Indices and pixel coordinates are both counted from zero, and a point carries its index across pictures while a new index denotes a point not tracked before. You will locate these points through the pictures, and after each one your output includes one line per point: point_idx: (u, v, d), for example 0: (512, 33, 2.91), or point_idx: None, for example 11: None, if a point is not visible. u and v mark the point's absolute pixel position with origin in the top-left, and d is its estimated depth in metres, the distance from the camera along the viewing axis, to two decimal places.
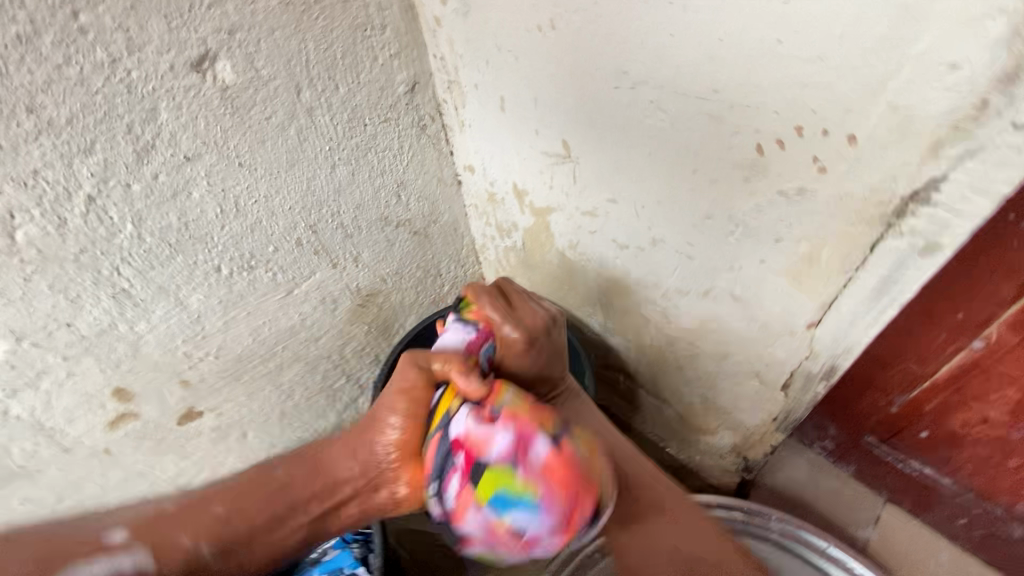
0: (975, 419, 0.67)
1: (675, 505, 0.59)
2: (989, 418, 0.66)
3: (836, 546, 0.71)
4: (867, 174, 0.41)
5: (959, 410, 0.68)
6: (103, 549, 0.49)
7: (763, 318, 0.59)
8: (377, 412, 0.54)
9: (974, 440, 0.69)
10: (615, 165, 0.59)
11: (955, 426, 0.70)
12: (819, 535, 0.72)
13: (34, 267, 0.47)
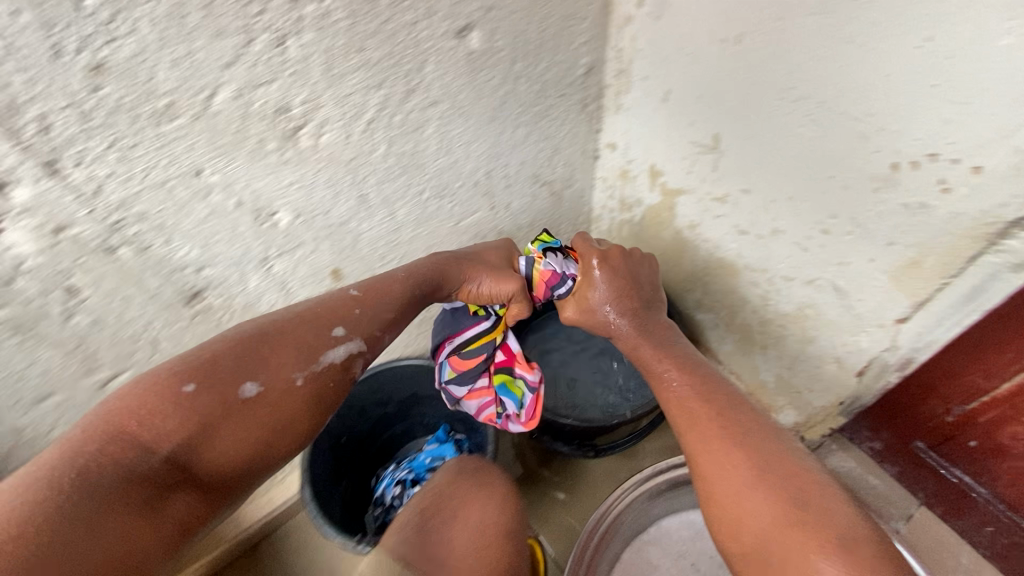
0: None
1: (754, 432, 0.59)
2: None
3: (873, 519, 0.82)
4: (982, 199, 0.52)
5: (1010, 424, 0.78)
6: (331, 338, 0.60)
7: (856, 310, 0.70)
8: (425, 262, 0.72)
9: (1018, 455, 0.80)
10: (756, 162, 0.71)
11: (1002, 439, 0.80)
12: None
13: (322, 164, 0.64)
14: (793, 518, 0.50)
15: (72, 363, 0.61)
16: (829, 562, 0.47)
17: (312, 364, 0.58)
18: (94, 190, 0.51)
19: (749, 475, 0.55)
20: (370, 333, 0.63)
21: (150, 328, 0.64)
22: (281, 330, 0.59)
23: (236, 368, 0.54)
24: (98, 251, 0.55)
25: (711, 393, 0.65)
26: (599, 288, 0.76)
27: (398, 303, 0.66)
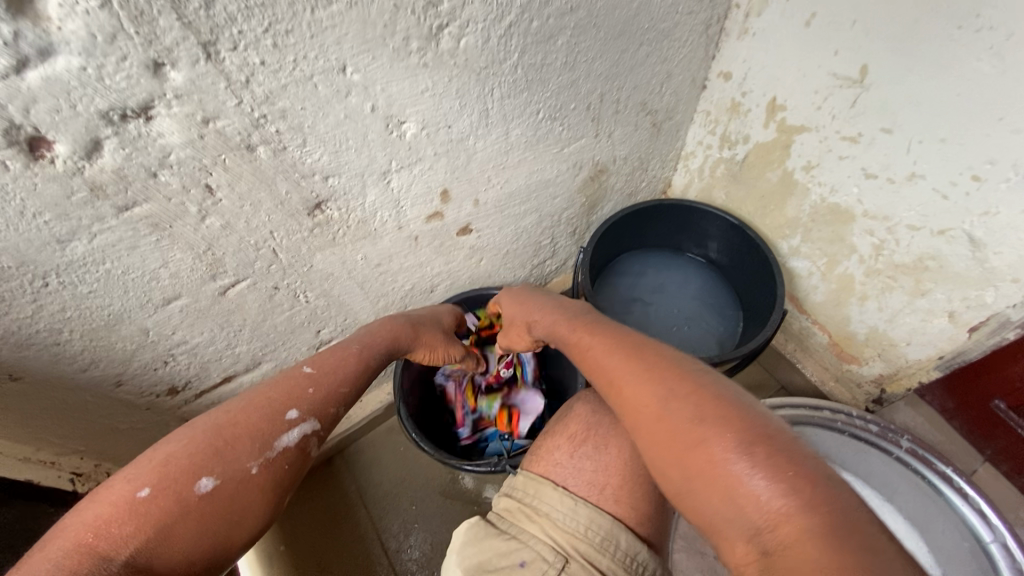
0: None
1: (687, 373, 0.52)
2: None
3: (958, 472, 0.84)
4: None
5: None
6: (286, 422, 0.56)
7: (989, 264, 0.68)
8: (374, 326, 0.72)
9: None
10: (908, 99, 0.66)
11: None
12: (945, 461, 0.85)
13: (458, 71, 0.60)
14: (705, 421, 0.47)
15: (199, 266, 0.59)
16: (740, 458, 0.44)
17: (266, 448, 0.54)
18: (245, 80, 0.47)
19: (659, 393, 0.51)
20: (325, 410, 0.59)
21: (273, 236, 0.62)
22: (231, 418, 0.54)
23: (186, 464, 0.49)
24: (238, 149, 0.52)
25: (630, 343, 0.59)
26: (519, 306, 0.76)
27: (350, 379, 0.63)
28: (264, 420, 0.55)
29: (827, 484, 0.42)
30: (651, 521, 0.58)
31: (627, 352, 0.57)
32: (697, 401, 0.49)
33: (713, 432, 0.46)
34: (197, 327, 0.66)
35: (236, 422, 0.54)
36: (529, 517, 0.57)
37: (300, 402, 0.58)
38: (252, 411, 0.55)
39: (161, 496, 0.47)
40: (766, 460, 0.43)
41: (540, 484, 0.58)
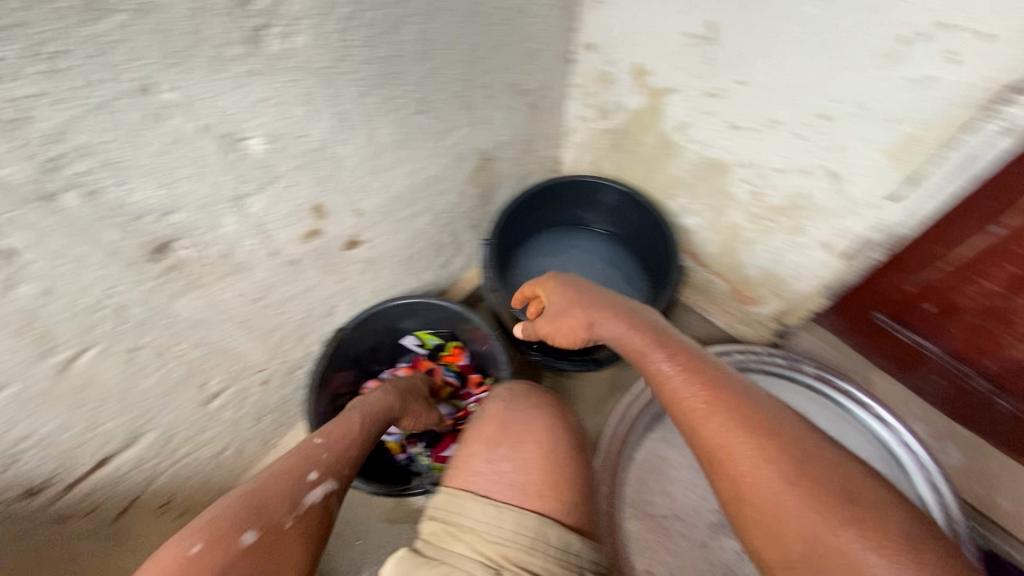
0: (979, 289, 0.82)
1: (785, 425, 0.50)
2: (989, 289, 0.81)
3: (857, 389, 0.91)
4: (983, 68, 0.54)
5: (967, 283, 0.83)
6: (308, 482, 0.57)
7: (847, 193, 0.73)
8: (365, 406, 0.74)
9: (975, 312, 0.86)
10: (754, 50, 0.69)
11: (959, 297, 0.86)
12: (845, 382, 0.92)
13: (296, 75, 0.54)
14: (801, 493, 0.46)
15: (25, 344, 0.50)
16: (852, 533, 0.43)
17: (294, 506, 0.54)
18: (19, 118, 0.39)
19: (781, 469, 0.47)
20: (338, 470, 0.62)
21: (115, 291, 0.54)
22: (259, 477, 0.57)
23: (227, 523, 0.50)
24: (36, 201, 0.43)
25: (735, 383, 0.54)
26: (572, 298, 0.71)
27: (359, 443, 0.68)
28: (291, 474, 0.57)
29: (933, 553, 0.41)
30: (578, 508, 0.57)
31: (709, 391, 0.53)
32: (800, 464, 0.47)
33: (821, 507, 0.44)
34: (45, 414, 0.56)
35: (265, 479, 0.56)
36: (454, 535, 0.53)
37: (321, 462, 0.61)
38: (281, 468, 0.58)
39: (206, 550, 0.47)
40: (887, 548, 0.41)
41: (459, 499, 0.56)
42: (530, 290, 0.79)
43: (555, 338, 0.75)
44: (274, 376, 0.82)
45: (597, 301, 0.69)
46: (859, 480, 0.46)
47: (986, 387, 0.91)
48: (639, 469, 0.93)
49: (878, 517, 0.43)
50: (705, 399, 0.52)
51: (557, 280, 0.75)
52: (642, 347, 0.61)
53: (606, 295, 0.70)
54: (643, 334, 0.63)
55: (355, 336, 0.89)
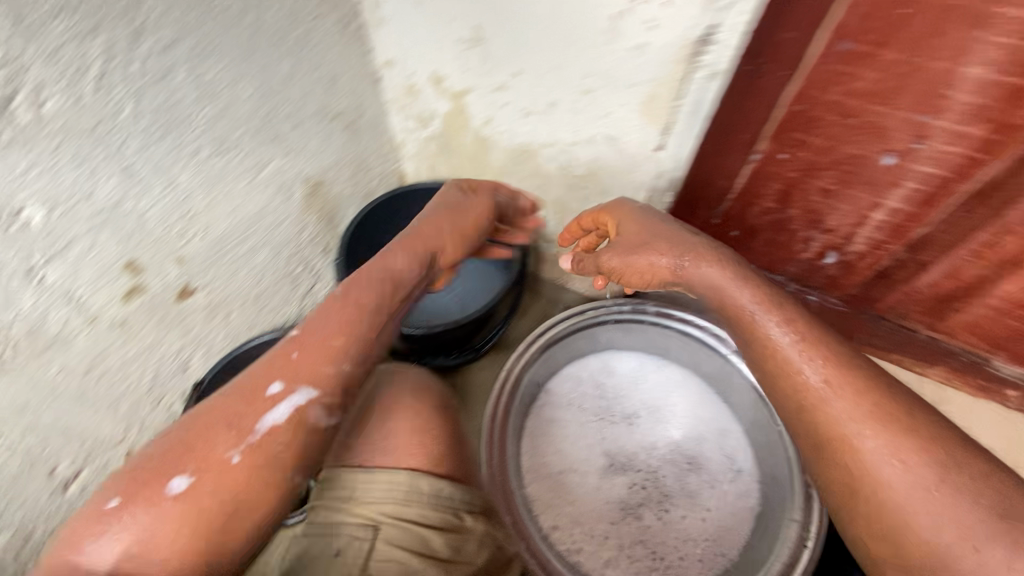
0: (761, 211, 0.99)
1: (894, 418, 0.52)
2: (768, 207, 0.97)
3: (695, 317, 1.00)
4: (677, 29, 0.65)
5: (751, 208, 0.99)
6: (269, 399, 0.56)
7: (627, 151, 0.85)
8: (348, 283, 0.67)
9: (764, 228, 1.02)
10: (516, 45, 0.78)
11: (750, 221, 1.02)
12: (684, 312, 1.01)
13: (58, 139, 0.55)
14: (940, 485, 0.48)
15: None
16: (976, 522, 0.45)
17: (243, 433, 0.54)
18: None
19: (913, 459, 0.49)
20: (325, 371, 0.58)
21: None
22: (224, 394, 0.56)
23: (169, 458, 0.52)
24: None
25: (850, 371, 0.56)
26: (641, 232, 0.76)
27: (344, 333, 0.61)
28: (250, 394, 0.56)
29: None
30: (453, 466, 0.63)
31: (834, 382, 0.55)
32: (898, 461, 0.50)
33: (949, 498, 0.47)
34: None
35: (225, 398, 0.56)
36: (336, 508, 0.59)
37: (294, 370, 0.57)
38: (245, 385, 0.57)
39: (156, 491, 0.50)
40: (1002, 529, 0.44)
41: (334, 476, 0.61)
42: (592, 218, 0.85)
43: (626, 276, 0.77)
44: (137, 445, 0.81)
45: (633, 253, 0.75)
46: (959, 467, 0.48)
47: (791, 284, 1.11)
48: (531, 436, 1.01)
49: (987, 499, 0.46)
50: (830, 385, 0.55)
51: (611, 206, 0.82)
52: (730, 302, 0.66)
53: (656, 234, 0.75)
54: (694, 277, 0.70)
55: (219, 386, 0.89)
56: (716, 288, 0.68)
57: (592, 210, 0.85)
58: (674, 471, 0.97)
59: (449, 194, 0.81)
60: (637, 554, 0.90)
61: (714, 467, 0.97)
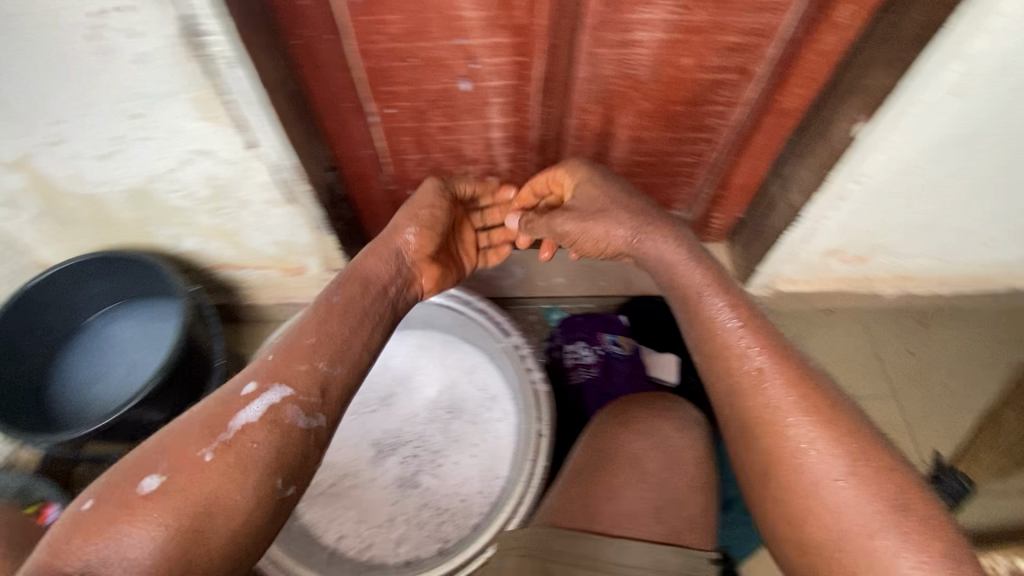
0: (417, 165, 1.03)
1: (810, 399, 0.63)
2: (418, 159, 1.02)
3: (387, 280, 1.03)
4: (155, 28, 0.65)
5: (404, 164, 1.03)
6: (246, 398, 0.63)
7: (225, 158, 0.82)
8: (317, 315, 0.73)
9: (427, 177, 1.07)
10: (26, 96, 0.71)
11: (415, 176, 1.06)
12: None
13: None
14: (835, 454, 0.60)
15: None
16: (844, 484, 0.58)
17: (225, 431, 0.61)
18: None
19: (815, 425, 0.61)
20: (296, 370, 0.67)
21: None
22: (214, 401, 0.63)
23: (160, 456, 0.58)
24: None
25: (780, 363, 0.66)
26: (593, 197, 0.87)
27: (319, 351, 0.69)
28: (229, 401, 0.63)
29: (896, 482, 0.57)
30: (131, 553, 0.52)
31: (769, 363, 0.66)
32: (808, 435, 0.61)
33: (841, 460, 0.59)
34: None
35: (211, 405, 0.63)
36: None
37: (276, 377, 0.66)
38: (222, 397, 0.64)
39: (155, 475, 0.57)
40: (870, 490, 0.57)
41: None
42: (546, 181, 0.94)
43: (583, 243, 0.88)
44: None
45: (604, 200, 0.86)
46: (853, 445, 0.60)
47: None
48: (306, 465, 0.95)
49: (876, 460, 0.59)
50: (762, 373, 0.66)
51: (568, 167, 0.90)
52: (676, 271, 0.77)
53: (597, 207, 0.86)
54: (648, 245, 0.81)
55: None
56: (671, 265, 0.78)
57: (543, 173, 0.93)
58: (438, 427, 1.01)
59: (427, 194, 0.88)
60: (425, 518, 0.93)
61: (473, 404, 1.02)
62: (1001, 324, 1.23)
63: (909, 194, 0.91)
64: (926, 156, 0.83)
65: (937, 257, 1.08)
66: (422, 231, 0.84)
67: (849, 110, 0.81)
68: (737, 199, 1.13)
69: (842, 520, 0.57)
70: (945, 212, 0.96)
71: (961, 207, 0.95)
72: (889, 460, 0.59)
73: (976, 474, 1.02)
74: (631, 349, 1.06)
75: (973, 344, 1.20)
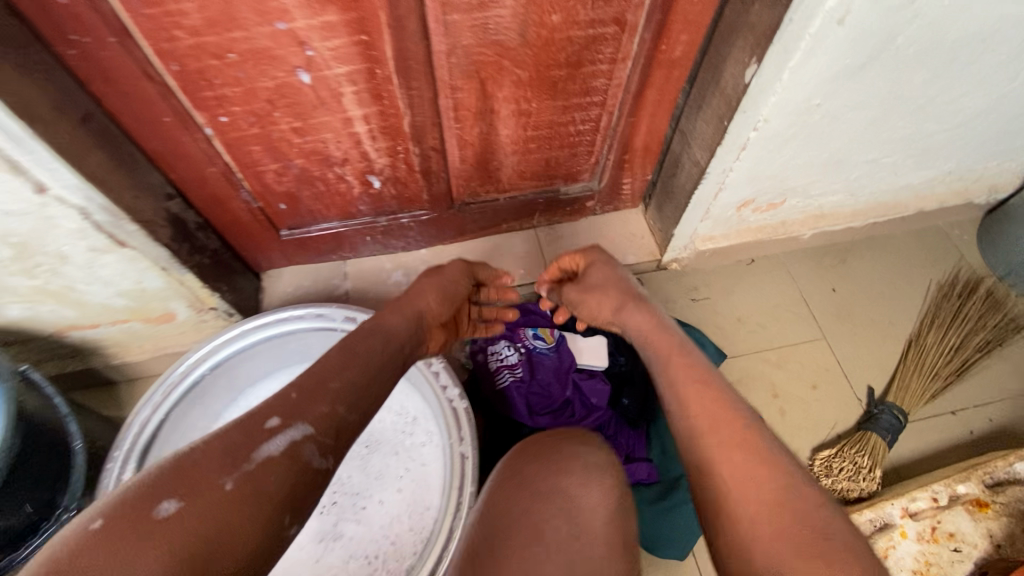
0: (278, 174, 0.89)
1: (746, 449, 0.55)
2: (277, 168, 0.88)
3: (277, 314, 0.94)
4: None
5: (263, 176, 0.89)
6: (266, 432, 0.52)
7: (13, 211, 0.66)
8: (346, 353, 0.64)
9: (295, 187, 0.93)
10: None
11: (281, 186, 0.92)
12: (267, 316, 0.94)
13: None
14: (767, 504, 0.51)
15: None
16: (773, 536, 0.49)
17: (247, 463, 0.50)
18: None
19: (748, 476, 0.53)
20: (320, 413, 0.56)
21: None
22: (233, 426, 0.53)
23: (176, 483, 0.47)
24: None
25: (724, 411, 0.58)
26: (601, 280, 0.84)
27: (341, 394, 0.59)
28: (253, 424, 0.53)
29: (834, 535, 0.48)
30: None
31: (710, 413, 0.59)
32: (741, 483, 0.52)
33: (774, 511, 0.50)
34: None
35: (228, 431, 0.53)
36: None
37: (301, 411, 0.55)
38: (241, 421, 0.54)
39: (171, 503, 0.46)
40: (802, 544, 0.48)
41: None
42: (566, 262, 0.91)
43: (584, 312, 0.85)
44: None
45: (610, 300, 0.81)
46: (785, 494, 0.51)
47: (385, 219, 1.06)
48: None
49: (809, 513, 0.50)
50: (702, 425, 0.58)
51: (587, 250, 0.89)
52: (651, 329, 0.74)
53: (601, 287, 0.83)
54: (623, 306, 0.79)
55: None
56: (642, 330, 0.75)
57: (567, 253, 0.90)
58: (355, 465, 0.90)
59: (453, 270, 0.86)
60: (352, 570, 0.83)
61: (392, 431, 0.92)
62: (913, 247, 1.24)
63: (812, 135, 0.87)
64: (825, 93, 0.78)
65: (846, 191, 1.06)
66: (441, 304, 0.80)
67: (741, 53, 0.76)
68: (643, 159, 1.06)
69: (777, 547, 0.48)
70: (847, 146, 0.92)
71: (862, 139, 0.91)
72: (821, 512, 0.50)
73: (908, 404, 1.02)
74: (555, 341, 0.97)
75: (890, 271, 1.20)
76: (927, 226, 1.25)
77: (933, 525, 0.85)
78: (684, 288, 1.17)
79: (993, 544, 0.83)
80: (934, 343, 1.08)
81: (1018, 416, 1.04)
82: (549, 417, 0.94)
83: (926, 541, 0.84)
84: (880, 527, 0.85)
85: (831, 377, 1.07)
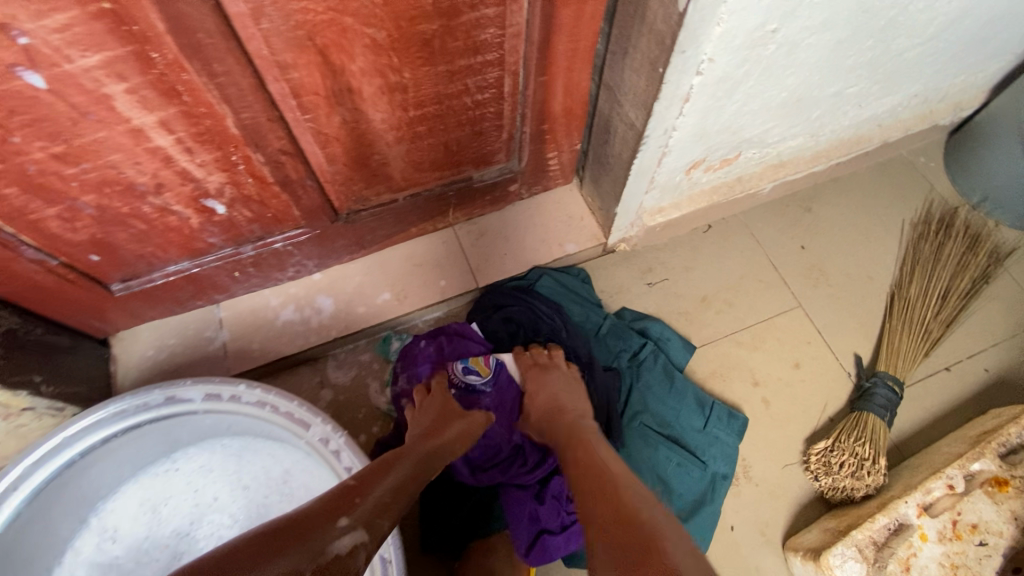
0: (67, 219, 0.64)
1: (605, 500, 0.49)
2: (60, 210, 0.62)
3: (110, 407, 0.68)
4: None
5: (46, 224, 0.63)
6: (337, 528, 0.44)
7: None
8: (397, 458, 0.56)
9: (102, 230, 0.68)
10: None
11: (80, 232, 0.67)
12: (97, 411, 0.68)
13: None
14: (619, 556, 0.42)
15: None
16: None
17: (316, 556, 0.42)
18: None
19: (603, 530, 0.46)
20: (375, 518, 0.47)
21: None
22: (308, 510, 0.46)
23: (247, 567, 0.39)
24: None
25: (598, 467, 0.54)
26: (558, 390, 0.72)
27: (395, 498, 0.51)
28: (322, 514, 0.45)
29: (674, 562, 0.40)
30: None
31: (584, 475, 0.54)
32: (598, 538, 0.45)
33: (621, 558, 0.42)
34: None
35: (305, 514, 0.45)
36: None
37: (360, 511, 0.47)
38: (312, 510, 0.46)
39: None
40: None
41: None
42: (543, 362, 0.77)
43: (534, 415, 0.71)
44: None
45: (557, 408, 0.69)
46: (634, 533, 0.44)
47: (252, 248, 0.81)
48: None
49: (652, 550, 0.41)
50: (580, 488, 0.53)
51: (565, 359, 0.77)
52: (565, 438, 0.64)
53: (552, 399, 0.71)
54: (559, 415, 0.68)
55: None
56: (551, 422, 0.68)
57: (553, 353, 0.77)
58: None
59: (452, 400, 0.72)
60: None
61: None
62: (881, 183, 1.09)
63: (766, 71, 0.68)
64: (783, 14, 0.58)
65: (807, 133, 0.89)
66: (453, 422, 0.66)
67: None
68: (568, 124, 0.85)
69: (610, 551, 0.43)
70: (808, 80, 0.74)
71: (824, 69, 0.73)
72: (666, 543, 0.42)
73: (902, 370, 0.89)
74: (492, 372, 0.78)
75: (859, 215, 1.06)
76: (892, 156, 1.11)
77: (953, 519, 0.73)
78: (638, 272, 0.99)
79: (1019, 526, 0.72)
80: (918, 294, 0.94)
81: (1014, 361, 0.93)
82: (495, 470, 0.76)
83: (949, 540, 0.72)
84: (896, 531, 0.72)
85: (813, 352, 0.94)
